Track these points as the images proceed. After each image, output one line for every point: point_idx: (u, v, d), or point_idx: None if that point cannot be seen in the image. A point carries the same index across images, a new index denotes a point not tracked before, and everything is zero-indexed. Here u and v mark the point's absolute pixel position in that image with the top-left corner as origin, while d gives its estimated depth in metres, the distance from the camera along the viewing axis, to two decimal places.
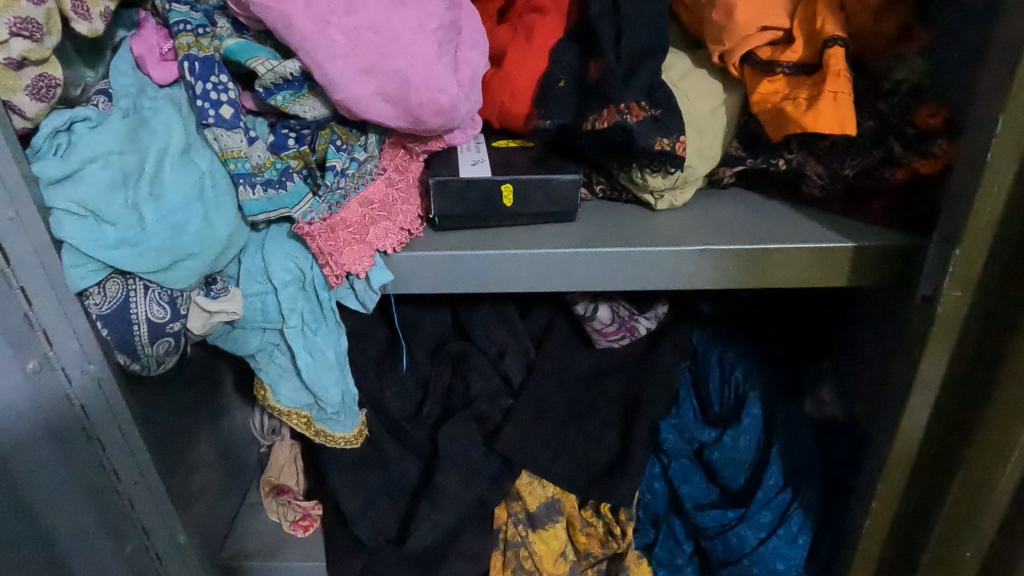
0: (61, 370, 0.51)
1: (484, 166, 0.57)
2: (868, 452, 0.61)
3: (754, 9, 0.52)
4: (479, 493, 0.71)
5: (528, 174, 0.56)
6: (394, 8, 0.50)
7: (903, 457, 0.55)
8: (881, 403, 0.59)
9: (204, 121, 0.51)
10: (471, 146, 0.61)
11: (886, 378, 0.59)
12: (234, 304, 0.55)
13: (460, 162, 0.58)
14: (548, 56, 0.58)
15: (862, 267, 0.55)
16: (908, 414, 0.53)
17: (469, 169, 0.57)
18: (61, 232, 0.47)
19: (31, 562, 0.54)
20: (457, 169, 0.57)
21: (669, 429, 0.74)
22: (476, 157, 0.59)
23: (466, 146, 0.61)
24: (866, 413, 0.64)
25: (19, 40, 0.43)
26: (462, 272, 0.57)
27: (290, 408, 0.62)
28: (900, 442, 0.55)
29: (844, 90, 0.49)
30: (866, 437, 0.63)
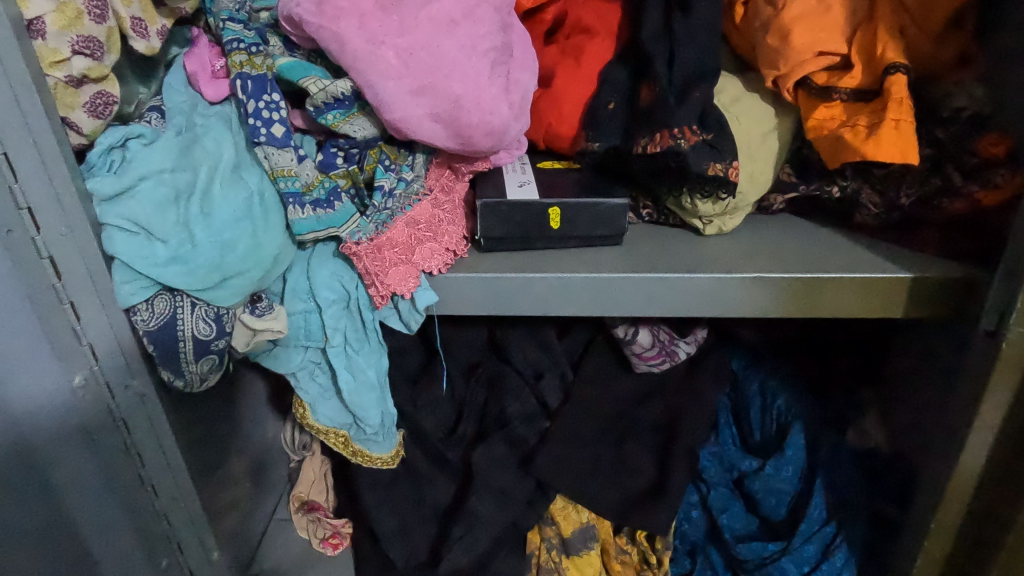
0: (106, 385, 0.52)
1: (531, 188, 0.57)
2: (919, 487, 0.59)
3: (812, 34, 0.52)
4: (514, 516, 0.71)
5: (579, 197, 0.56)
6: (448, 29, 0.50)
7: (959, 493, 0.54)
8: (937, 440, 0.57)
9: (255, 139, 0.51)
10: (517, 167, 0.61)
11: (942, 412, 0.58)
12: (279, 323, 0.55)
13: (505, 184, 0.58)
14: (597, 78, 0.58)
15: (920, 299, 0.54)
16: (967, 450, 0.52)
17: (516, 190, 0.56)
18: (113, 248, 0.47)
19: None
20: (504, 191, 0.56)
21: (709, 458, 0.74)
22: (522, 178, 0.58)
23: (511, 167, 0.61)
24: (917, 447, 0.62)
25: (80, 58, 0.43)
26: (501, 295, 0.57)
27: (328, 427, 0.62)
28: (957, 480, 0.53)
29: (906, 117, 0.48)
30: (918, 473, 0.61)
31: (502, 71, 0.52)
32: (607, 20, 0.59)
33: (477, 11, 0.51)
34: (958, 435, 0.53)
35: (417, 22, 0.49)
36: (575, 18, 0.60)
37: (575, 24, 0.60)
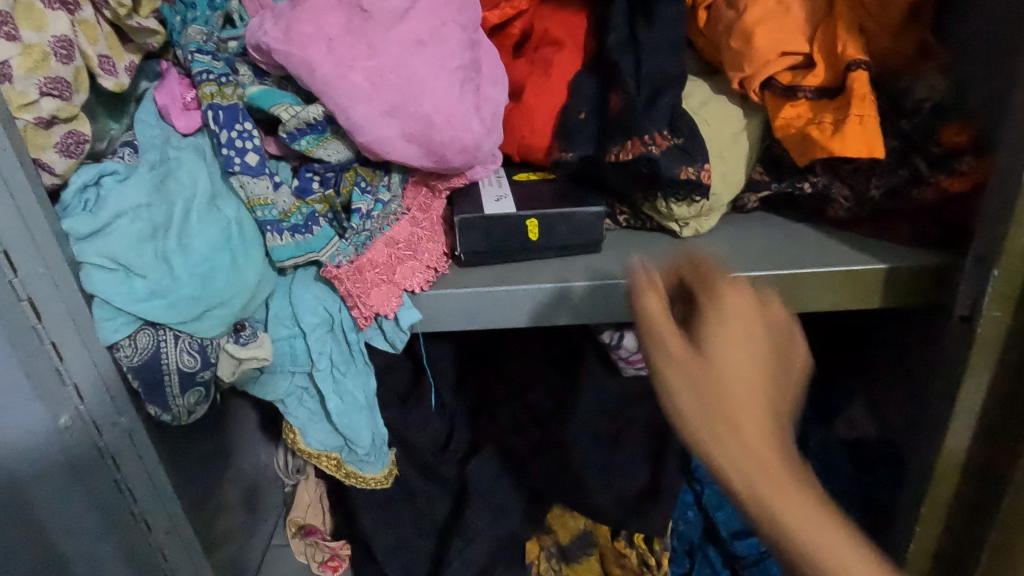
0: (92, 424, 0.51)
1: (508, 202, 0.57)
2: (908, 474, 0.60)
3: (773, 36, 0.53)
4: (512, 528, 0.73)
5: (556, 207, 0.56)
6: (416, 50, 0.51)
7: (946, 479, 0.55)
8: (922, 426, 0.59)
9: (230, 169, 0.51)
10: (492, 181, 0.61)
11: (924, 399, 0.59)
12: (264, 350, 0.54)
13: (482, 199, 0.58)
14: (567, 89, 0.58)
15: (895, 289, 0.55)
16: (951, 435, 0.53)
17: (493, 204, 0.57)
18: (93, 287, 0.47)
19: None
20: (482, 205, 0.57)
21: (700, 457, 0.75)
22: (499, 192, 0.59)
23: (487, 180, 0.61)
24: (903, 434, 0.64)
25: (49, 100, 0.43)
26: (478, 309, 0.57)
27: (320, 450, 0.62)
28: (943, 465, 0.54)
29: (870, 113, 0.49)
30: (905, 460, 0.62)
31: (472, 88, 0.53)
32: (573, 32, 0.60)
33: (443, 30, 0.52)
34: (940, 422, 0.54)
35: (385, 45, 0.50)
36: (543, 31, 0.60)
37: (542, 36, 0.60)
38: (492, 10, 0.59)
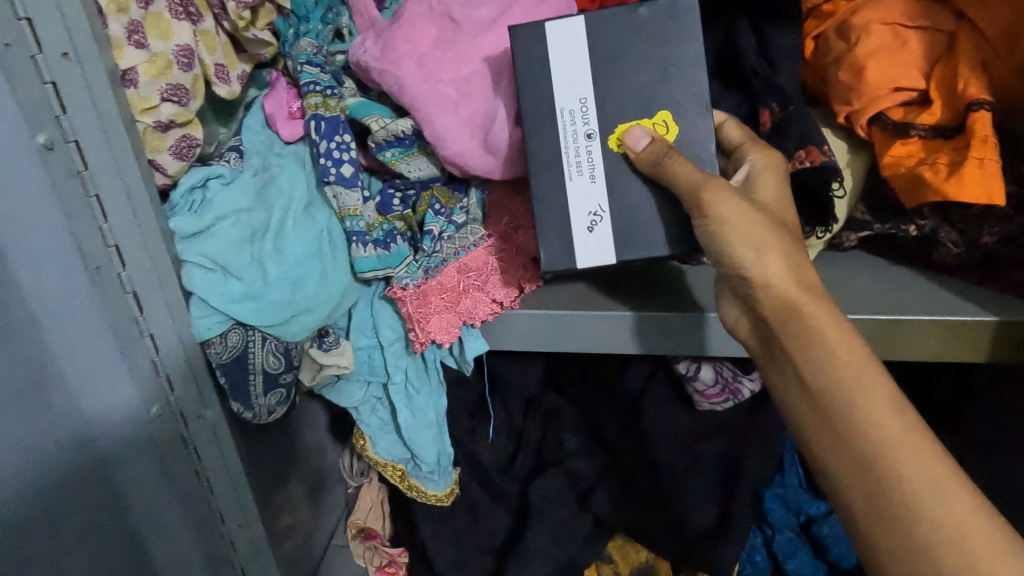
0: (180, 414, 0.54)
1: (604, 236, 0.50)
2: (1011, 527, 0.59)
3: (887, 70, 0.50)
4: (572, 552, 0.71)
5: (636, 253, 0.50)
6: (500, 55, 0.51)
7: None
8: None
9: (325, 179, 0.52)
10: (577, 152, 0.49)
11: None
12: (346, 358, 0.55)
13: (574, 224, 0.50)
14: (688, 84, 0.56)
15: (1005, 343, 0.51)
16: None
17: (590, 242, 0.50)
18: (192, 284, 0.49)
19: None
20: (575, 253, 0.50)
21: (774, 499, 0.72)
22: (594, 203, 0.50)
23: (569, 148, 0.49)
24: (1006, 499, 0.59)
25: (168, 105, 0.46)
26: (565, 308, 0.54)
27: (387, 460, 0.62)
28: None
29: (992, 156, 0.46)
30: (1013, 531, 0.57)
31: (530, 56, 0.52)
32: None
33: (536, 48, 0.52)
34: None
35: (472, 52, 0.50)
36: None
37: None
38: (589, 20, 0.55)
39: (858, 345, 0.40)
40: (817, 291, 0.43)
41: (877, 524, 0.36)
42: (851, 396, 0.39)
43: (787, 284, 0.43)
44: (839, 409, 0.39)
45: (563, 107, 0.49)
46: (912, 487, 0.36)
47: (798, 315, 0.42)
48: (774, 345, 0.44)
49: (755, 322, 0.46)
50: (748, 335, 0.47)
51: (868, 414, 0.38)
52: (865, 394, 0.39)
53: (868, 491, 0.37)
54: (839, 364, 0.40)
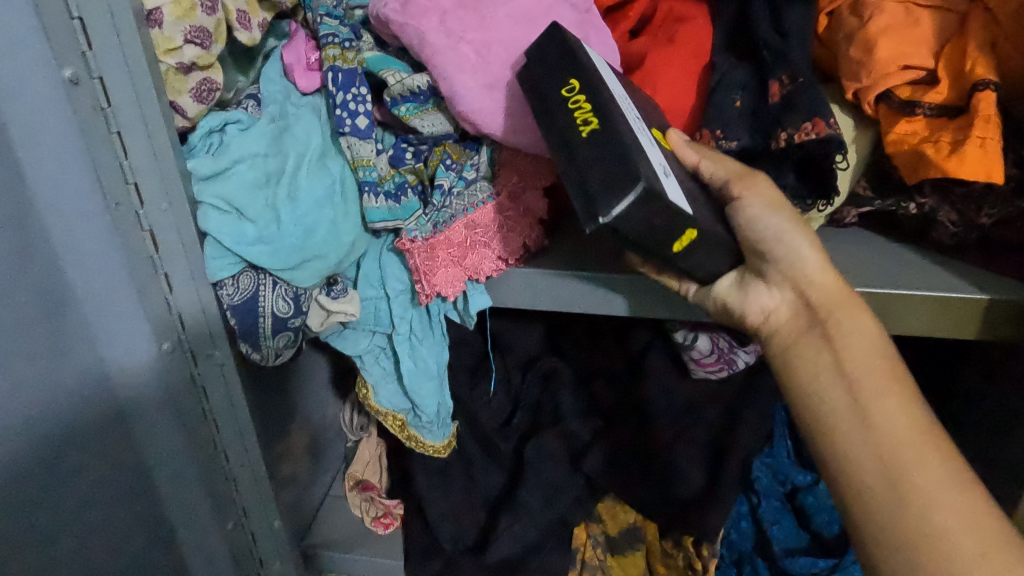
0: (190, 352, 0.56)
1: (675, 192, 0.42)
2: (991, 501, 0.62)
3: (897, 48, 0.51)
4: (561, 511, 0.74)
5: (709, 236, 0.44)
6: (525, 27, 0.52)
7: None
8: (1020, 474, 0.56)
9: (340, 129, 0.53)
10: (630, 109, 0.44)
11: None
12: (352, 306, 0.57)
13: (652, 162, 0.41)
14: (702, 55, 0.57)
15: (995, 322, 0.52)
16: None
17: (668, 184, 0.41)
18: (207, 225, 0.50)
19: (139, 528, 0.58)
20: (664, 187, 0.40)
21: (762, 468, 0.74)
22: (660, 161, 0.43)
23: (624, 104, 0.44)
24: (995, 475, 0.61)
25: (191, 47, 0.47)
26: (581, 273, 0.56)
27: (388, 410, 0.64)
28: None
29: (993, 136, 0.47)
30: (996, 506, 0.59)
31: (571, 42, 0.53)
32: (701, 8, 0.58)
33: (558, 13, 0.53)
34: None
35: (497, 21, 0.51)
36: (668, 9, 0.59)
37: (666, 17, 0.59)
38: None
39: (889, 349, 0.44)
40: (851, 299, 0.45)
41: (892, 516, 0.37)
42: (878, 387, 0.42)
43: (826, 276, 0.46)
44: (868, 397, 0.41)
45: (620, 91, 0.45)
46: (924, 474, 0.38)
47: (843, 304, 0.45)
48: (810, 331, 0.46)
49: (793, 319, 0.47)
50: (784, 322, 0.47)
51: (894, 412, 0.40)
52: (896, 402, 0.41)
53: (883, 473, 0.39)
54: (871, 353, 0.43)
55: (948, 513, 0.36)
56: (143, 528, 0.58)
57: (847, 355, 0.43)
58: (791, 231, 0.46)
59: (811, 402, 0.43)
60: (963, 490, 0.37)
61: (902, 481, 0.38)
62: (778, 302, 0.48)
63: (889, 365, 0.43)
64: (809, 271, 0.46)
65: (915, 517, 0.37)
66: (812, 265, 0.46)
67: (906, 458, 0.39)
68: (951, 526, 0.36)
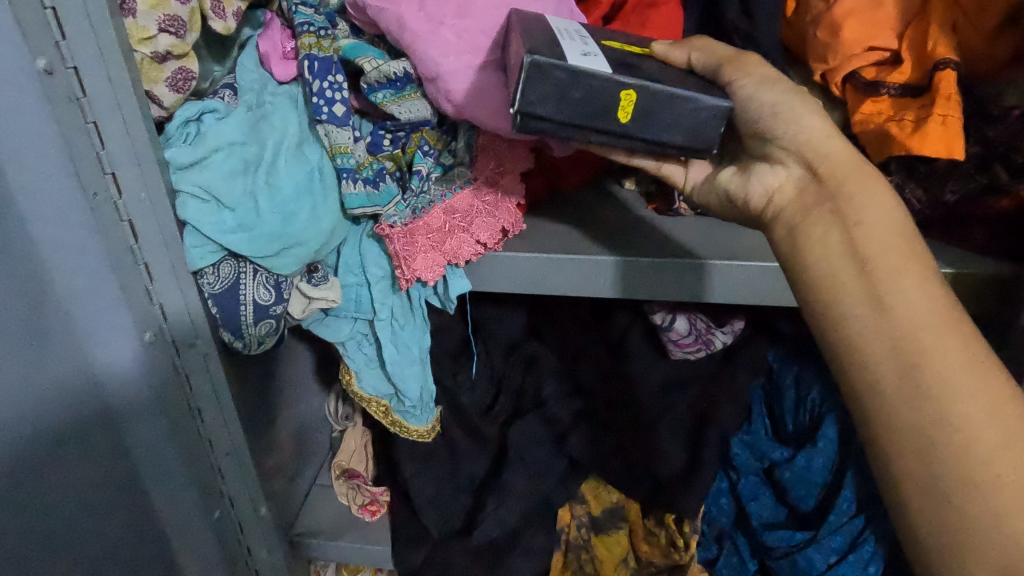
0: (173, 342, 0.56)
1: (599, 60, 0.42)
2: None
3: (862, 30, 0.53)
4: (545, 492, 0.75)
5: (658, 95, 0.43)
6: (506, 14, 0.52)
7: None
8: None
9: (317, 117, 0.53)
10: (572, 34, 0.46)
11: None
12: (333, 292, 0.58)
13: (565, 46, 0.42)
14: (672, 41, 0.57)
15: (960, 295, 0.54)
16: None
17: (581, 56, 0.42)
18: (185, 213, 0.51)
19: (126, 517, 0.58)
20: (562, 53, 0.41)
21: (740, 445, 0.76)
22: (587, 49, 0.44)
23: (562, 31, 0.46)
24: None
25: (165, 36, 0.47)
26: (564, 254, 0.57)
27: (372, 396, 0.65)
28: None
29: (954, 113, 0.48)
30: None
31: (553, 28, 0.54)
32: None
33: (539, 2, 0.53)
34: None
35: (477, 7, 0.52)
36: None
37: (639, 2, 0.57)
38: None
39: (904, 222, 0.42)
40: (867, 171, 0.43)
41: (911, 408, 0.36)
42: (895, 267, 0.39)
43: (835, 145, 0.44)
44: (884, 278, 0.39)
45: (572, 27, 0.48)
46: (946, 362, 0.37)
47: (855, 172, 0.43)
48: (819, 207, 0.43)
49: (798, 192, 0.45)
50: (790, 200, 0.45)
51: (910, 293, 0.39)
52: (912, 278, 0.39)
53: (900, 363, 0.37)
54: (885, 228, 0.41)
55: (971, 403, 0.35)
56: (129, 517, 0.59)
57: (860, 232, 0.41)
58: (788, 104, 0.44)
59: (822, 280, 0.41)
60: (982, 375, 0.36)
61: (923, 371, 0.37)
62: (781, 180, 0.46)
63: (903, 242, 0.41)
64: (816, 144, 0.44)
65: (935, 410, 0.36)
66: (817, 140, 0.44)
67: (924, 343, 0.37)
68: (968, 414, 0.35)
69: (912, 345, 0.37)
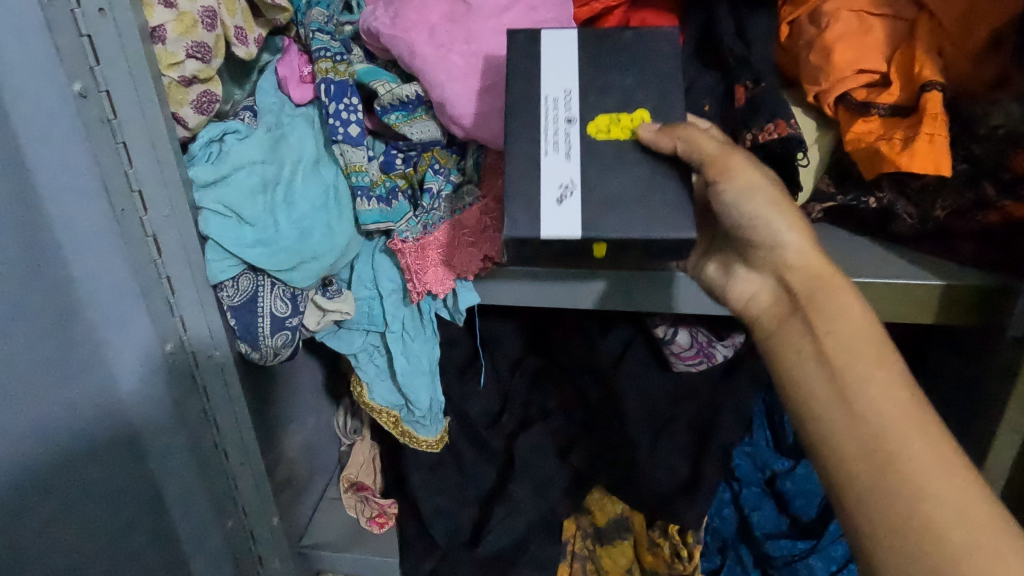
0: (192, 353, 0.59)
1: (574, 208, 0.47)
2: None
3: (852, 54, 0.55)
4: (551, 504, 0.76)
5: (631, 231, 0.46)
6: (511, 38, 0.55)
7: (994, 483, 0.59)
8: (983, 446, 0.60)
9: (334, 137, 0.56)
10: (556, 131, 0.49)
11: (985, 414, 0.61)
12: (347, 305, 0.60)
13: (543, 195, 0.47)
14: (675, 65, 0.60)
15: (951, 306, 0.56)
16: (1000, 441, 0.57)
17: (555, 213, 0.47)
18: (208, 230, 0.53)
19: (143, 526, 0.60)
20: (539, 219, 0.47)
21: (742, 457, 0.79)
22: (565, 177, 0.48)
23: (548, 129, 0.49)
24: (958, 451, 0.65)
25: (192, 61, 0.49)
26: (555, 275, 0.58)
27: (382, 406, 0.67)
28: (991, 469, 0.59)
29: (941, 133, 0.51)
30: None
31: None
32: (672, 20, 0.61)
33: (541, 27, 0.56)
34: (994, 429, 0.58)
35: (482, 31, 0.55)
36: (640, 20, 0.61)
37: (638, 27, 0.61)
38: (581, 8, 0.61)
39: (876, 331, 0.43)
40: (838, 281, 0.45)
41: (878, 506, 0.37)
42: (865, 374, 0.41)
43: (807, 261, 0.46)
44: (849, 374, 0.41)
45: (560, 108, 0.50)
46: (914, 463, 0.37)
47: (823, 286, 0.45)
48: (792, 318, 0.46)
49: (773, 298, 0.48)
50: (767, 308, 0.48)
51: (874, 384, 0.40)
52: (878, 373, 0.41)
53: (867, 461, 0.38)
54: (858, 338, 0.42)
55: (934, 492, 0.36)
56: (144, 526, 0.60)
57: (830, 343, 0.43)
58: (757, 209, 0.47)
59: (792, 376, 0.44)
60: (954, 483, 0.36)
61: (884, 466, 0.38)
62: (758, 286, 0.49)
63: (873, 343, 0.42)
64: (787, 254, 0.47)
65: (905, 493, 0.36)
66: (792, 250, 0.46)
67: (890, 432, 0.39)
68: (938, 507, 0.36)
69: (878, 434, 0.39)
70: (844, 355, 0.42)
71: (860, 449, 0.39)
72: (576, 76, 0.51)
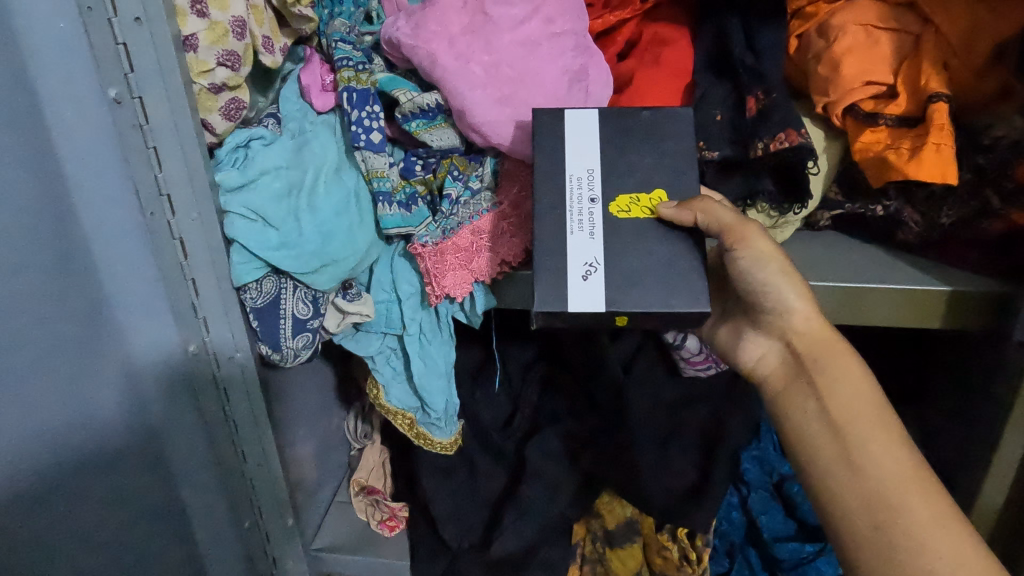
0: (213, 354, 0.60)
1: (598, 285, 0.50)
2: (963, 480, 0.67)
3: (860, 66, 0.56)
4: (562, 508, 0.77)
5: (653, 305, 0.49)
6: (531, 49, 0.58)
7: (998, 482, 0.61)
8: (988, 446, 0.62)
9: (356, 144, 0.57)
10: (580, 212, 0.52)
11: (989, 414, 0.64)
12: (366, 308, 0.62)
13: (569, 271, 0.50)
14: (689, 75, 0.62)
15: (958, 311, 0.58)
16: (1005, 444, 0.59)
17: (581, 289, 0.50)
18: (233, 233, 0.55)
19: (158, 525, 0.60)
20: (565, 296, 0.50)
21: (751, 460, 0.81)
22: (589, 255, 0.51)
23: (573, 208, 0.52)
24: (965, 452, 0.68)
25: (223, 69, 0.51)
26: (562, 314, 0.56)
27: (398, 408, 0.68)
28: (997, 469, 0.61)
29: (947, 142, 0.53)
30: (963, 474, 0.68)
31: (575, 61, 0.59)
32: (684, 33, 0.64)
33: (559, 38, 0.59)
34: (998, 432, 0.60)
35: (502, 43, 0.57)
36: (653, 33, 0.64)
37: (652, 39, 0.64)
38: (596, 19, 0.64)
39: (873, 391, 0.51)
40: (839, 348, 0.53)
41: (882, 548, 0.46)
42: (866, 434, 0.49)
43: (811, 328, 0.53)
44: (854, 441, 0.49)
45: (576, 187, 0.52)
46: (911, 514, 0.46)
47: (827, 352, 0.53)
48: (798, 379, 0.54)
49: (780, 360, 0.56)
50: (772, 369, 0.56)
51: (878, 449, 0.49)
52: (877, 434, 0.49)
53: (872, 516, 0.47)
54: (857, 401, 0.51)
55: (921, 531, 0.45)
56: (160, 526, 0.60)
57: (832, 404, 0.51)
58: (778, 281, 0.53)
59: (806, 441, 0.51)
60: (951, 535, 0.45)
61: (883, 514, 0.46)
62: (766, 348, 0.57)
63: (873, 408, 0.51)
64: (795, 322, 0.54)
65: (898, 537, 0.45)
66: (798, 317, 0.53)
67: (892, 490, 0.47)
68: (922, 541, 0.45)
69: (878, 489, 0.47)
70: (850, 427, 0.50)
71: (863, 501, 0.47)
72: (599, 157, 0.53)
